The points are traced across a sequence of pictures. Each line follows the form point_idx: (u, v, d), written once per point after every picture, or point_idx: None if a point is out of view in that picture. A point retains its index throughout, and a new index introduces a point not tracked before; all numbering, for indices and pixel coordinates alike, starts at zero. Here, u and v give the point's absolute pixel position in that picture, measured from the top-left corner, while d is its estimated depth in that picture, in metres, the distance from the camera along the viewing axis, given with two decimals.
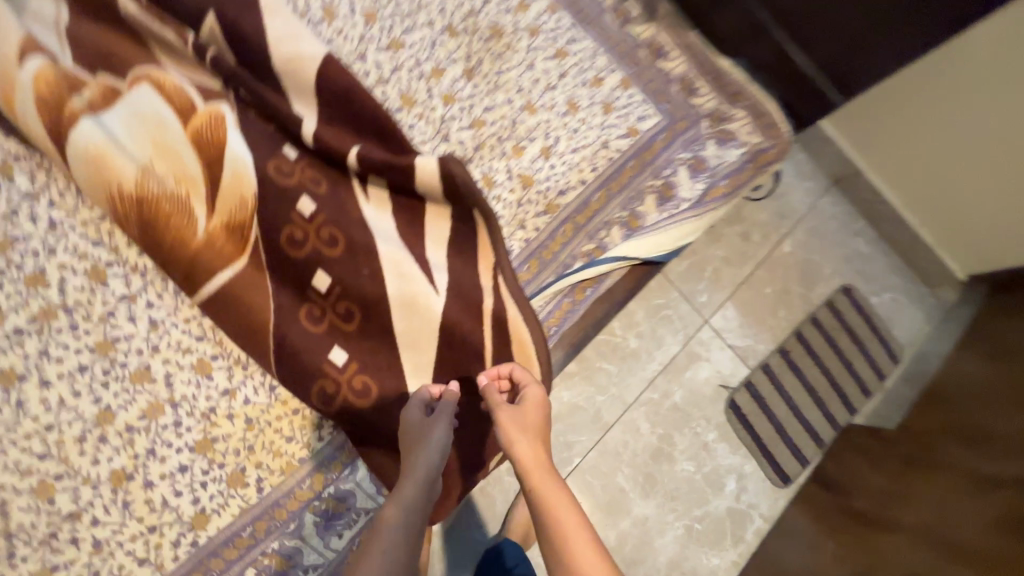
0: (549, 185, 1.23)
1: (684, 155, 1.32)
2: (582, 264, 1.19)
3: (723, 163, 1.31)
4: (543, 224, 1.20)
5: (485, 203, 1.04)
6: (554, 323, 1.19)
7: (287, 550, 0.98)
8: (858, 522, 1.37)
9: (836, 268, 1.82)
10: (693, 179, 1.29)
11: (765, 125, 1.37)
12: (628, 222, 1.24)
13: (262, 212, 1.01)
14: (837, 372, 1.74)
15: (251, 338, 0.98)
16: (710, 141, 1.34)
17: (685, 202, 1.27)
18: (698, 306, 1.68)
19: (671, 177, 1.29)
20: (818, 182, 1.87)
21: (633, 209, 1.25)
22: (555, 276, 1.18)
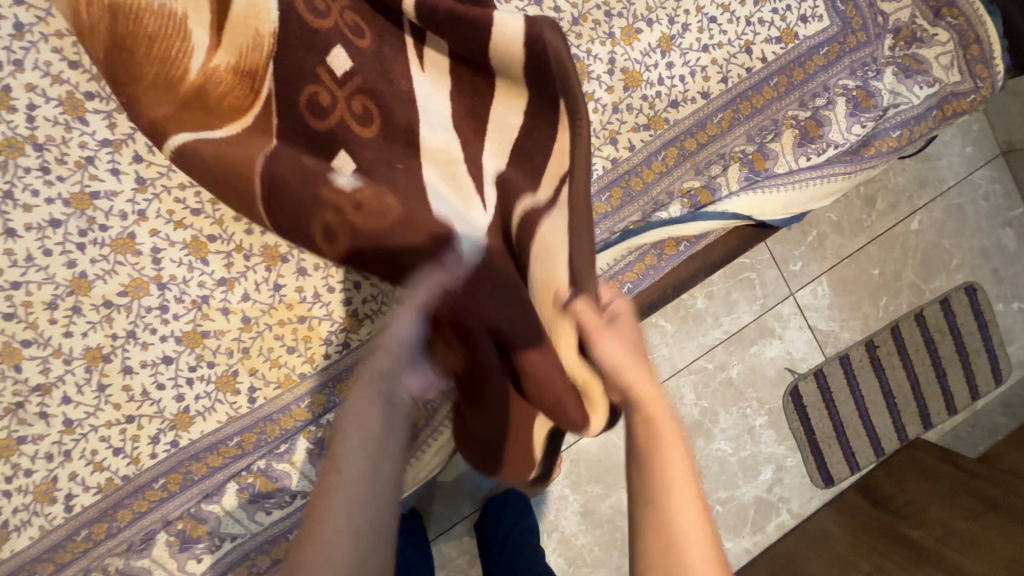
0: (660, 90, 0.94)
1: (847, 82, 0.97)
2: (680, 207, 0.93)
3: (898, 103, 0.97)
4: (641, 141, 0.94)
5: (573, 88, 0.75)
6: (629, 279, 0.97)
7: (275, 472, 0.86)
8: (899, 545, 1.18)
9: (967, 260, 1.48)
10: (852, 117, 0.96)
11: (972, 60, 0.97)
12: (752, 161, 0.95)
13: (281, 59, 0.76)
14: (926, 381, 1.48)
15: (237, 179, 0.79)
16: (889, 69, 0.98)
17: (832, 147, 0.95)
18: (787, 275, 1.41)
19: (823, 109, 0.96)
20: (981, 150, 1.47)
21: (761, 144, 0.96)
22: (638, 223, 0.94)
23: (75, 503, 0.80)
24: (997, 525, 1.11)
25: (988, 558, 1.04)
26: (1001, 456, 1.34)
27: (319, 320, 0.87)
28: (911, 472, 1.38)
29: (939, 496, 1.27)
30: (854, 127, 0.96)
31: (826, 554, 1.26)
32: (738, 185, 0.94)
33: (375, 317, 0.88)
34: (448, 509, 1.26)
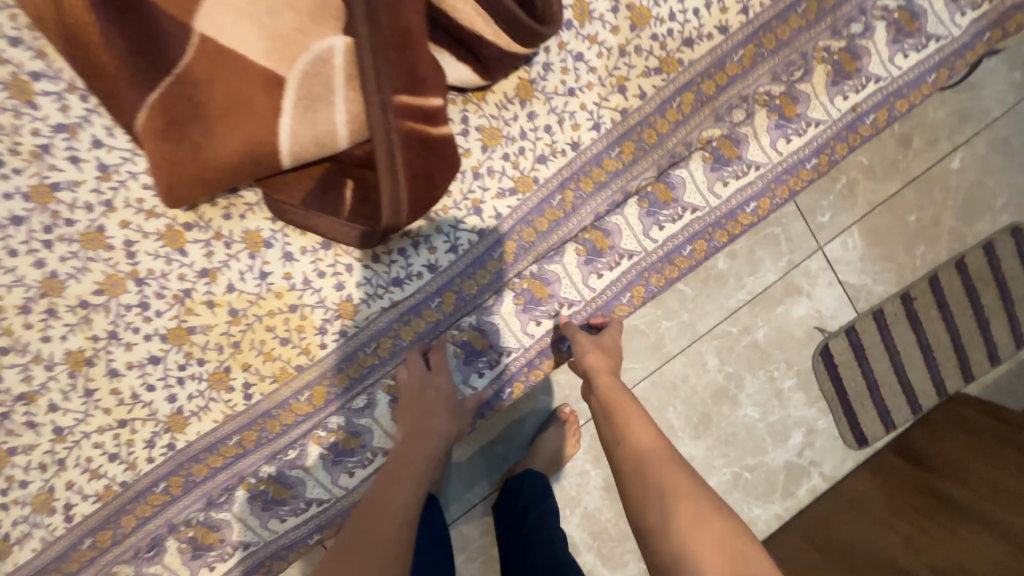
0: (672, 27, 0.83)
1: (887, 3, 0.85)
2: (698, 163, 0.84)
3: (944, 28, 0.85)
4: (653, 87, 0.84)
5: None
6: (690, 260, 0.86)
7: (287, 478, 0.81)
8: (941, 511, 1.15)
9: (1013, 199, 1.36)
10: (891, 46, 0.85)
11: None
12: (781, 106, 0.84)
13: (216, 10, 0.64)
14: (966, 332, 1.38)
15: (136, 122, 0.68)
16: None
17: (871, 82, 0.85)
18: (815, 228, 1.30)
19: (859, 38, 0.85)
20: None
21: (790, 84, 0.85)
22: (666, 194, 0.84)
23: (75, 511, 0.77)
24: None
25: None
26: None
27: (311, 308, 0.80)
28: (950, 428, 1.32)
29: (974, 448, 1.22)
30: (897, 57, 0.85)
31: (862, 519, 1.24)
32: (767, 130, 0.84)
33: (371, 300, 0.81)
34: (465, 487, 1.23)
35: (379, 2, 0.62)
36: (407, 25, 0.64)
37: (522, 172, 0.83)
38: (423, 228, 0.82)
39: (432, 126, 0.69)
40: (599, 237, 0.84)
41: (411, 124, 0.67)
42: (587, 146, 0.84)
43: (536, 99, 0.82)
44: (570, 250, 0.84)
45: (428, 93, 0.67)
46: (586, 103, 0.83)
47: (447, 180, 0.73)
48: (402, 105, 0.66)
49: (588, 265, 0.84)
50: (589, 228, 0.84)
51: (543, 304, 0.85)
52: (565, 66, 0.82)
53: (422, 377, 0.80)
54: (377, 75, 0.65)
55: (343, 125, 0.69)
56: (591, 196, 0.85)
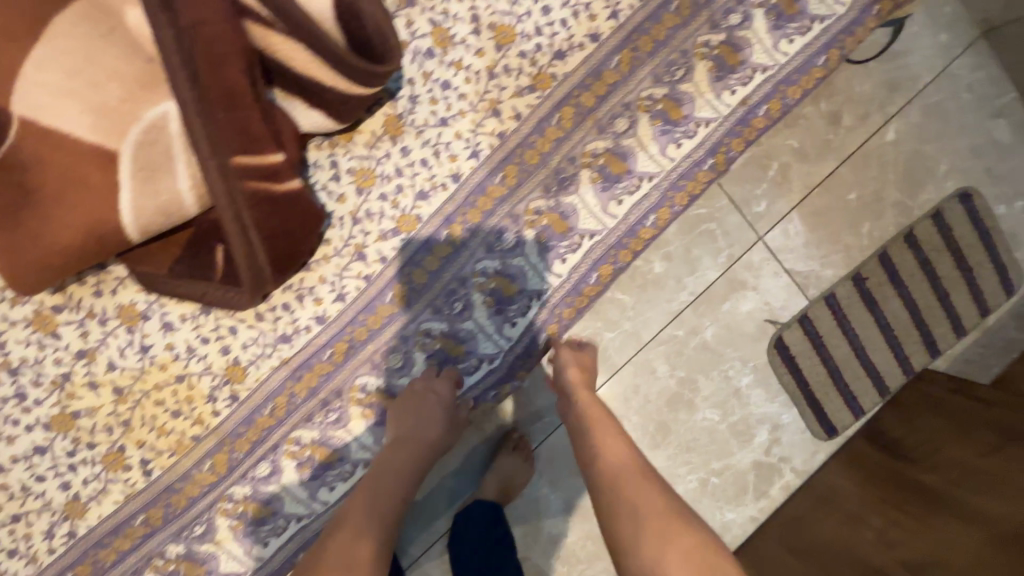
0: (540, 42, 0.79)
1: None
2: (582, 186, 0.81)
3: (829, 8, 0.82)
4: (528, 106, 0.80)
5: (374, 34, 0.65)
6: (596, 287, 0.84)
7: (199, 555, 0.79)
8: (918, 498, 1.08)
9: (956, 163, 1.32)
10: (774, 32, 0.81)
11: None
12: (665, 110, 0.81)
13: (35, 93, 0.61)
14: (926, 306, 1.33)
15: None
16: None
17: (758, 72, 0.81)
18: (752, 218, 1.26)
19: (739, 28, 0.81)
20: (956, 35, 1.28)
21: (672, 87, 0.81)
22: (560, 224, 0.82)
23: None
24: (1018, 458, 0.99)
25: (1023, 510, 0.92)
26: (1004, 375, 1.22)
27: (199, 376, 0.78)
28: (922, 409, 1.26)
29: (952, 429, 1.15)
30: (781, 43, 0.82)
31: (838, 513, 1.18)
32: (653, 138, 0.81)
33: (260, 361, 0.79)
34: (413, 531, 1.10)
35: (200, 67, 0.60)
36: (231, 86, 0.62)
37: (403, 211, 0.80)
38: (305, 279, 0.79)
39: (276, 183, 0.66)
40: (504, 282, 0.82)
41: (253, 184, 0.65)
42: (469, 176, 0.80)
43: (407, 133, 0.79)
44: (475, 299, 0.82)
45: (266, 151, 0.65)
46: (461, 131, 0.80)
47: (306, 232, 0.70)
48: (241, 166, 0.64)
49: (497, 314, 0.82)
50: (493, 275, 0.81)
51: (458, 361, 0.83)
52: (433, 96, 0.79)
53: (425, 382, 0.79)
54: (210, 139, 0.62)
55: (186, 191, 0.66)
56: (479, 226, 0.81)
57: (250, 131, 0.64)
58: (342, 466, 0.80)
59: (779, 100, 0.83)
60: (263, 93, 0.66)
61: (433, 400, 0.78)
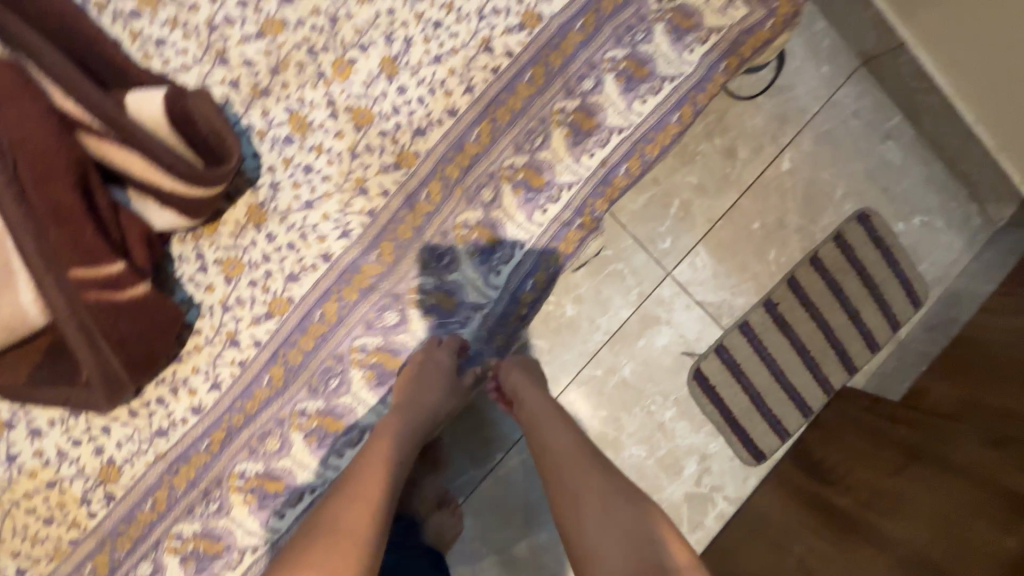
0: (399, 120, 0.81)
1: (614, 54, 0.85)
2: (463, 259, 0.82)
3: (682, 72, 0.85)
4: (392, 183, 0.81)
5: (218, 144, 0.68)
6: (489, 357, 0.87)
7: None
8: (833, 524, 1.09)
9: (852, 186, 1.37)
10: (627, 95, 0.84)
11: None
12: (526, 179, 0.83)
13: None
14: (838, 325, 1.37)
15: None
16: (659, 27, 0.85)
17: (614, 134, 0.84)
18: (658, 255, 1.29)
19: (593, 94, 0.84)
20: (838, 66, 1.34)
21: (532, 154, 0.83)
22: (448, 301, 0.83)
23: None
24: (925, 478, 1.02)
25: (920, 536, 0.95)
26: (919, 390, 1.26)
27: (70, 480, 0.76)
28: (845, 429, 1.27)
29: (863, 452, 1.17)
30: (634, 104, 0.84)
31: (767, 543, 1.18)
32: (518, 206, 0.83)
33: (134, 459, 0.77)
34: None
35: (23, 187, 0.60)
36: (60, 202, 0.62)
37: (275, 294, 0.80)
38: (178, 371, 0.78)
39: (118, 290, 0.67)
40: (386, 356, 0.82)
41: (93, 294, 0.65)
42: (340, 255, 0.80)
43: (271, 219, 0.79)
44: (353, 374, 0.81)
45: (102, 262, 0.65)
46: (328, 213, 0.80)
47: (161, 333, 0.70)
48: (79, 279, 0.64)
49: (379, 389, 0.82)
50: (374, 350, 0.81)
51: (339, 436, 0.81)
52: (294, 181, 0.79)
53: (426, 352, 0.82)
54: (42, 254, 0.62)
55: (28, 304, 0.66)
56: (356, 303, 0.81)
57: (87, 244, 0.64)
58: (229, 555, 0.79)
59: (638, 158, 0.85)
60: (98, 204, 0.67)
61: (436, 369, 0.81)
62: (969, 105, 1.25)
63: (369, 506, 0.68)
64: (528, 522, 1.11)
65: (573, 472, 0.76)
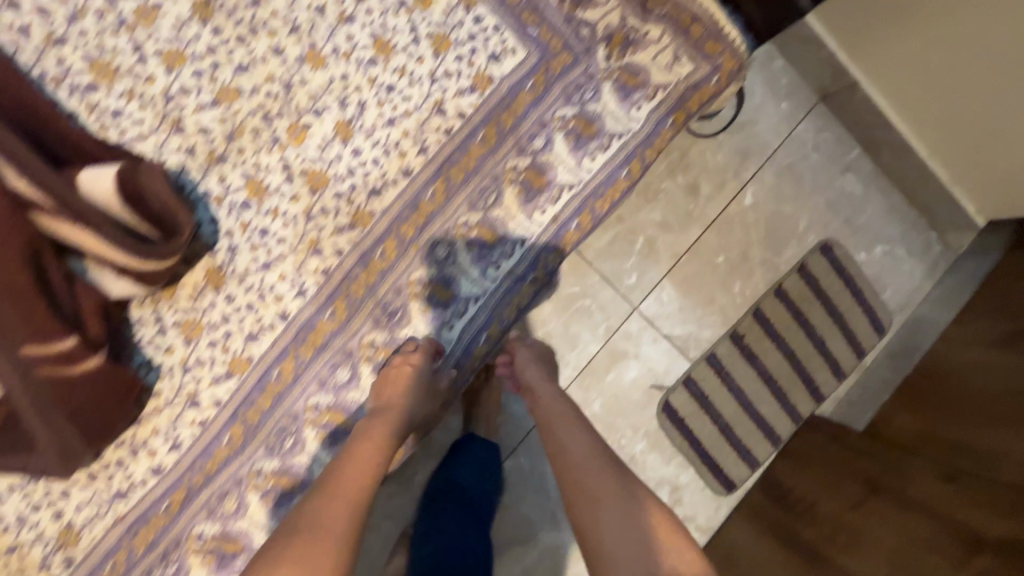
0: (354, 181, 0.83)
1: (564, 112, 0.88)
2: (414, 314, 0.85)
3: (628, 129, 0.89)
4: (348, 243, 0.83)
5: (175, 223, 0.71)
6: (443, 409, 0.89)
7: None
8: (797, 556, 1.12)
9: (814, 219, 1.40)
10: (576, 152, 0.88)
11: (699, 41, 0.90)
12: (480, 236, 0.86)
13: None
14: (804, 355, 1.39)
15: None
16: (607, 86, 0.89)
17: (565, 190, 0.87)
18: (624, 290, 1.31)
19: (543, 152, 0.87)
20: (797, 102, 1.38)
21: (486, 211, 0.86)
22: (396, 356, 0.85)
23: None
24: (883, 513, 1.05)
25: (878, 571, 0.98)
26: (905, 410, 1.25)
27: (30, 545, 0.77)
28: (810, 459, 1.30)
29: (826, 482, 1.20)
30: (584, 160, 0.88)
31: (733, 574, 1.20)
32: (472, 262, 0.86)
33: (94, 522, 0.78)
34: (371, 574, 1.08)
35: None
36: (13, 282, 0.64)
37: (234, 354, 0.82)
38: (137, 433, 0.79)
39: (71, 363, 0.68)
40: (338, 415, 0.83)
41: (46, 370, 0.66)
42: (296, 313, 0.83)
43: (229, 281, 0.81)
44: (308, 434, 0.82)
45: (52, 339, 0.66)
46: (285, 273, 0.82)
47: (116, 401, 0.73)
48: (31, 356, 0.65)
49: (333, 448, 0.82)
50: (326, 409, 0.83)
51: (295, 494, 0.82)
52: (252, 243, 0.81)
53: (406, 358, 0.82)
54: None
55: None
56: (312, 360, 0.83)
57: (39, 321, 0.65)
58: None
59: (589, 212, 0.88)
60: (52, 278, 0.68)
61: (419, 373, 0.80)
62: (923, 145, 1.32)
63: (351, 497, 0.64)
64: (522, 532, 1.13)
65: (583, 467, 0.76)
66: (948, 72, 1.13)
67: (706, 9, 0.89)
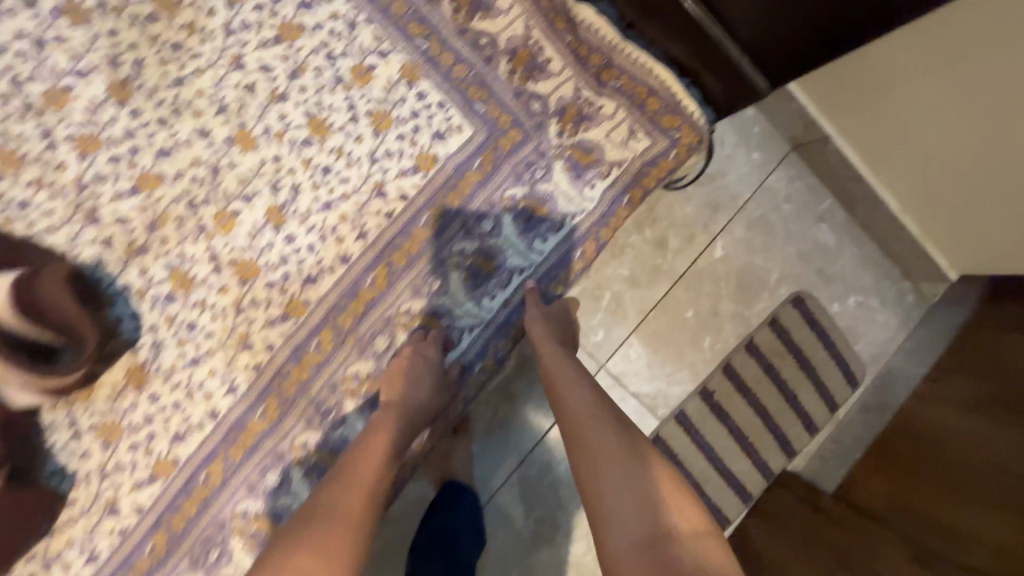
0: (288, 270, 0.78)
1: (514, 192, 0.84)
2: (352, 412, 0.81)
3: (578, 209, 0.86)
4: (283, 335, 0.79)
5: (81, 334, 0.67)
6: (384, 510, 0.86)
7: None
8: None
9: (787, 271, 1.36)
10: (526, 234, 0.85)
11: (655, 116, 0.87)
12: (423, 325, 0.82)
13: None
14: (775, 410, 1.36)
15: None
16: (558, 165, 0.85)
17: (515, 274, 0.85)
18: (591, 348, 1.27)
19: (491, 235, 0.84)
20: (769, 152, 1.34)
21: (431, 298, 0.83)
22: (332, 459, 0.80)
23: None
24: None
25: None
26: (905, 449, 1.20)
27: None
28: (779, 520, 1.26)
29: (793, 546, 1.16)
30: (534, 243, 0.85)
31: None
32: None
33: None
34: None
35: None
36: None
37: (158, 456, 0.76)
38: (49, 546, 0.73)
39: None
40: (269, 523, 0.79)
41: None
42: (227, 412, 0.78)
43: (153, 380, 0.76)
44: (236, 543, 0.78)
45: None
46: (215, 368, 0.77)
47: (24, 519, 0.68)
48: None
49: None
50: (256, 516, 0.78)
51: None
52: (179, 338, 0.76)
53: (414, 349, 0.80)
54: None
55: None
56: (242, 463, 0.78)
57: None
58: None
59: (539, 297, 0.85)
60: None
61: (421, 364, 0.79)
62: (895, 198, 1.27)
63: (362, 486, 0.65)
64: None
65: (583, 422, 0.68)
66: (948, 104, 0.99)
67: (661, 82, 0.85)
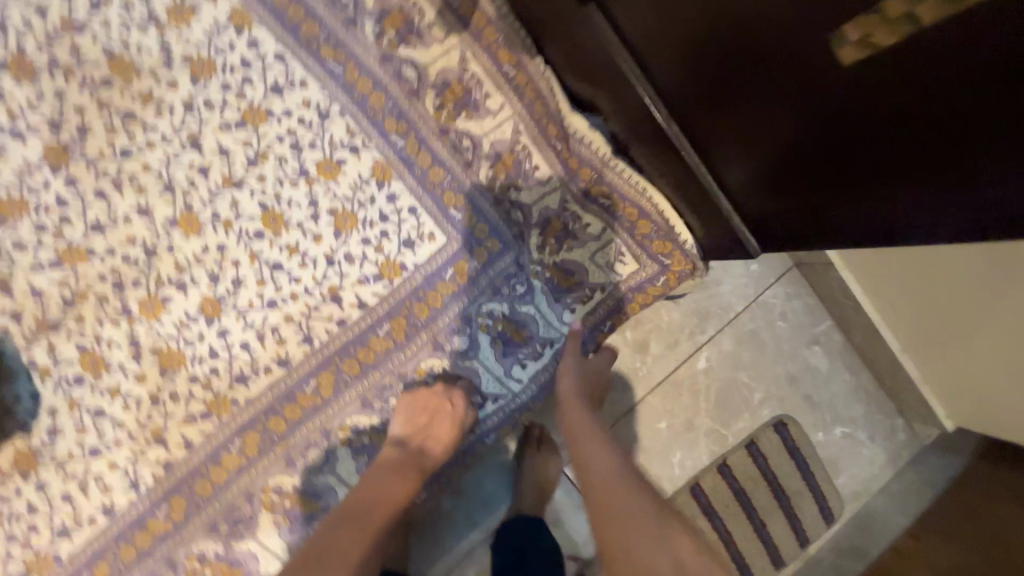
0: (216, 364, 0.72)
1: (492, 309, 0.78)
2: (270, 524, 0.73)
3: (559, 333, 0.79)
4: (205, 432, 0.72)
5: None
6: None
7: None
8: None
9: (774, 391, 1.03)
10: (502, 355, 0.78)
11: (645, 239, 0.80)
12: (372, 443, 0.75)
13: None
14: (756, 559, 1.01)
15: None
16: (540, 283, 0.79)
17: (489, 398, 0.78)
18: None
19: (459, 352, 0.77)
20: None
21: (386, 410, 0.75)
22: (232, 571, 0.72)
23: None
24: None
25: None
26: None
27: None
28: None
29: None
30: (513, 368, 0.78)
31: None
32: (356, 474, 0.74)
33: None
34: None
35: None
36: None
37: (37, 550, 0.69)
38: None
39: None
40: None
41: None
42: (124, 509, 0.70)
43: (44, 467, 0.69)
44: None
45: None
46: (116, 461, 0.70)
47: None
48: None
49: None
50: None
51: None
52: (79, 425, 0.69)
53: (445, 392, 0.74)
54: None
55: None
56: (130, 567, 0.71)
57: None
58: None
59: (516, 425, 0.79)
60: None
61: (447, 409, 0.73)
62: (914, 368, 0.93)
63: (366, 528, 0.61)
64: None
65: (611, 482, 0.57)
66: None
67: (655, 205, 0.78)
